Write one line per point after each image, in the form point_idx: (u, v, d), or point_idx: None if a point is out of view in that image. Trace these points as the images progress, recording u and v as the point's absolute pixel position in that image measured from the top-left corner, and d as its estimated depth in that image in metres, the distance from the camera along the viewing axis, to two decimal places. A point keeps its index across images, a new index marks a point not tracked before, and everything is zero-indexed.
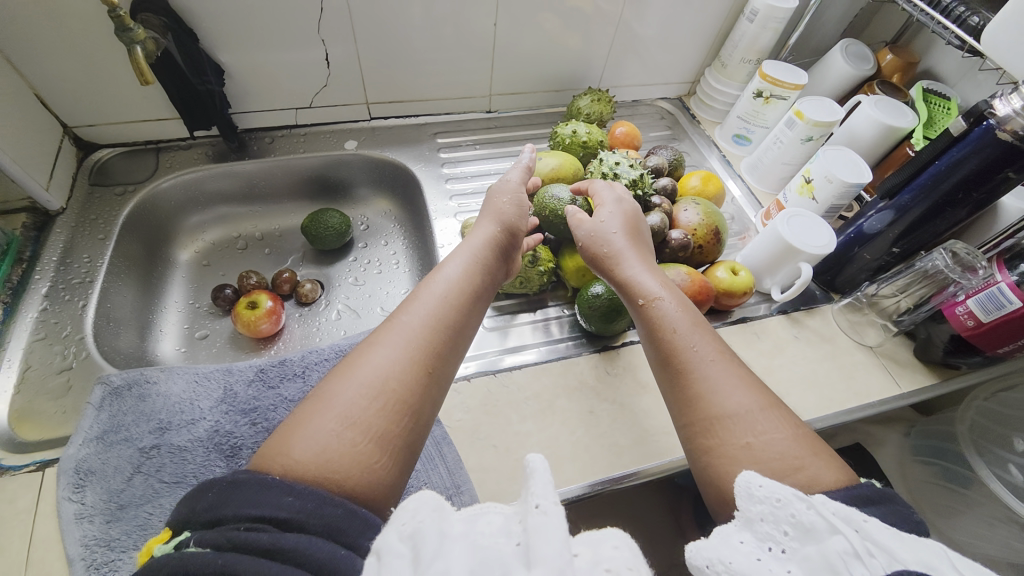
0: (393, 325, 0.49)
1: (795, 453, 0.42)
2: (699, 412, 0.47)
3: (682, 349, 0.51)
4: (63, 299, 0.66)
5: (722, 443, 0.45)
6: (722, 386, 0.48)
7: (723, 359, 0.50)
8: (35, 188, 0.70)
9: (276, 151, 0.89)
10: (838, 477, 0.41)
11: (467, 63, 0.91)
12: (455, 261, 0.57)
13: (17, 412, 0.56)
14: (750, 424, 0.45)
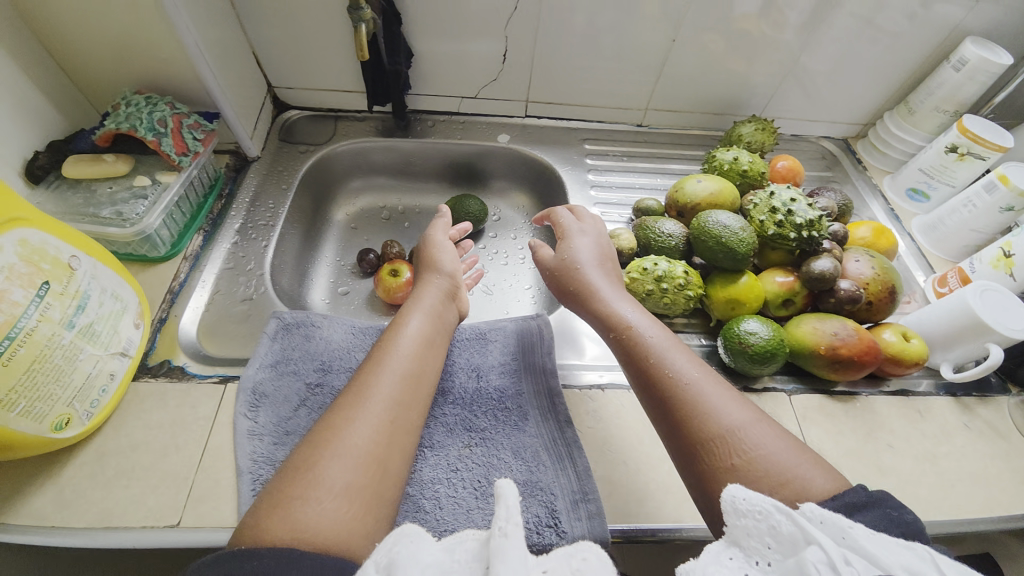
0: (367, 379, 0.51)
1: (791, 464, 0.43)
2: (691, 432, 0.47)
3: (659, 377, 0.52)
4: (250, 237, 0.74)
5: (711, 459, 0.45)
6: (712, 403, 0.48)
7: (707, 378, 0.50)
8: (242, 136, 0.78)
9: (435, 134, 0.94)
10: (818, 476, 0.42)
11: (634, 74, 0.90)
12: (416, 310, 0.61)
13: (206, 329, 0.64)
14: (736, 435, 0.45)
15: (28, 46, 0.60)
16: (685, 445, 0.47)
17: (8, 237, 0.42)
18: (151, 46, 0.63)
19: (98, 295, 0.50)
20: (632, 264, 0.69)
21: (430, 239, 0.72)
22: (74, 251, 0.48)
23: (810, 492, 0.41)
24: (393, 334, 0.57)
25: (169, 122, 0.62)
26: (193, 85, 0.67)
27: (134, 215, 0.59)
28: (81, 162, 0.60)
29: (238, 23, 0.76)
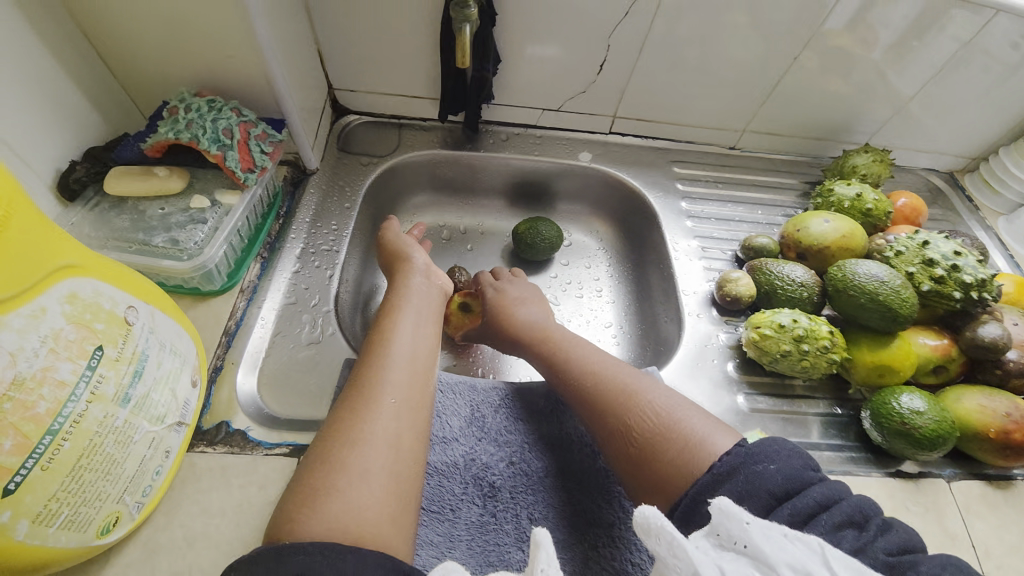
0: (376, 364, 0.49)
1: (681, 437, 0.43)
2: (607, 423, 0.48)
3: (573, 375, 0.52)
4: (313, 265, 0.64)
5: (623, 446, 0.46)
6: (624, 390, 0.49)
7: (622, 369, 0.51)
8: (305, 146, 0.67)
9: (509, 149, 0.84)
10: (712, 434, 0.43)
11: (738, 91, 0.80)
12: (411, 296, 0.59)
13: (267, 382, 0.53)
14: (639, 416, 0.46)
15: (67, 32, 0.49)
16: (604, 435, 0.48)
17: (54, 292, 0.32)
18: (214, 37, 0.52)
19: (156, 354, 0.40)
20: (753, 317, 0.62)
21: (400, 235, 0.67)
22: (129, 299, 0.38)
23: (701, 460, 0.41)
24: (388, 321, 0.54)
25: (235, 133, 0.52)
26: (258, 85, 0.57)
27: (192, 245, 0.49)
28: (129, 177, 0.50)
29: (305, 13, 0.65)
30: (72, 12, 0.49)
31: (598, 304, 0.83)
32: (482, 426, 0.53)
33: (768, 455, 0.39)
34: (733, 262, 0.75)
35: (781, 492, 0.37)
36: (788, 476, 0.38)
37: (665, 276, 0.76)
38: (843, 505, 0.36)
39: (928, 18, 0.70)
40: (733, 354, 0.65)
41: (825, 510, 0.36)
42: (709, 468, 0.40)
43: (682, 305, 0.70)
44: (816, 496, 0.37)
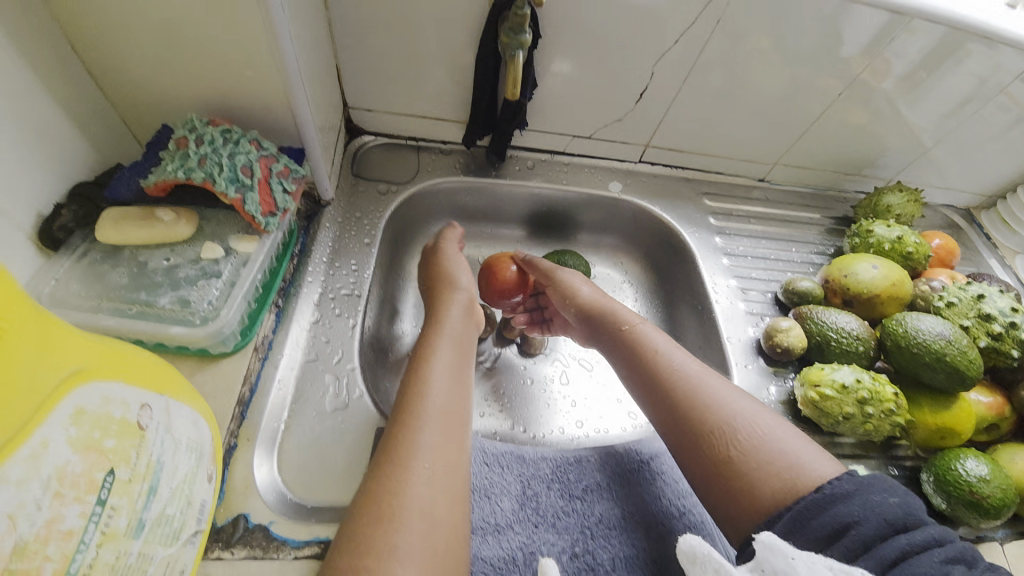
0: (409, 420, 0.43)
1: (774, 458, 0.40)
2: (694, 425, 0.44)
3: (664, 370, 0.48)
4: (334, 314, 0.56)
5: (709, 450, 0.42)
6: (716, 395, 0.45)
7: (712, 376, 0.47)
8: (322, 176, 0.59)
9: (537, 177, 0.78)
10: (818, 461, 0.39)
11: (777, 126, 0.77)
12: (441, 336, 0.53)
13: (289, 461, 0.46)
14: (736, 425, 0.42)
15: (52, 46, 0.40)
16: (685, 436, 0.44)
17: (56, 417, 0.25)
18: (233, 59, 0.44)
19: (172, 456, 0.33)
20: (804, 372, 0.59)
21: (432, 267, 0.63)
22: (142, 395, 0.31)
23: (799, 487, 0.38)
24: (421, 366, 0.49)
25: (256, 171, 0.44)
26: (280, 110, 0.49)
27: (205, 306, 0.41)
28: (126, 221, 0.42)
29: (326, 26, 0.58)
30: (60, 21, 0.40)
31: None
32: (536, 506, 0.49)
33: (853, 489, 0.36)
34: (773, 305, 0.73)
35: (898, 522, 0.34)
36: (909, 511, 0.35)
37: (705, 319, 0.74)
38: (942, 550, 0.32)
39: (980, 62, 0.68)
40: (785, 411, 0.63)
41: (920, 553, 0.32)
42: (803, 496, 0.37)
43: (727, 351, 0.69)
44: (902, 539, 0.33)
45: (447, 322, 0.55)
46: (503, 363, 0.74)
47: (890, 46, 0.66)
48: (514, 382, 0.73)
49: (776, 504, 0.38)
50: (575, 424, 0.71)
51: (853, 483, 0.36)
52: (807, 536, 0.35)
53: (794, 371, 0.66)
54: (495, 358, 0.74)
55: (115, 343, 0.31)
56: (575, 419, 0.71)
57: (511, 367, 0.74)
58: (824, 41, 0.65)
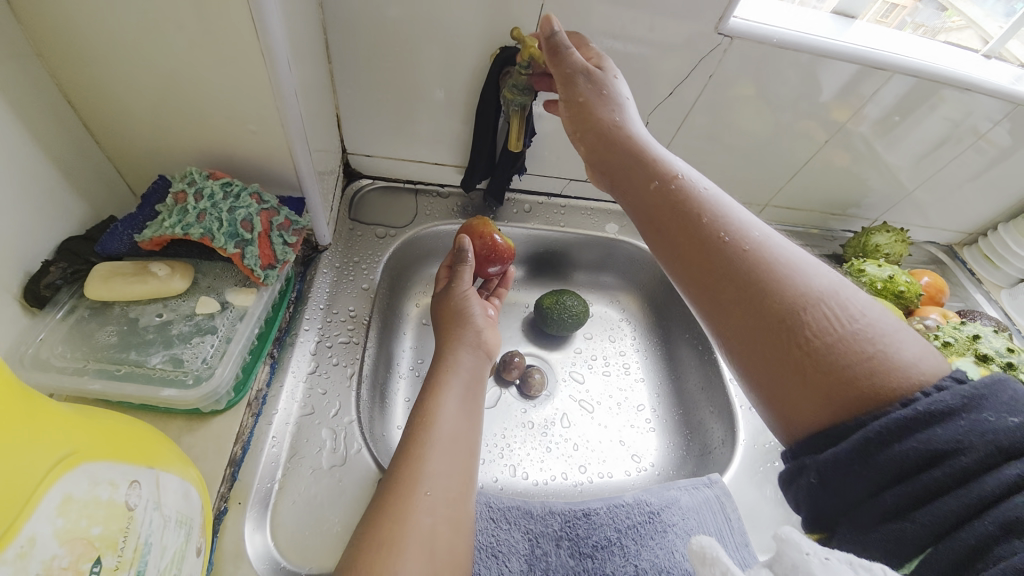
0: (417, 451, 0.46)
1: (868, 350, 0.31)
2: (760, 308, 0.34)
3: (717, 237, 0.37)
4: (331, 363, 0.54)
5: (778, 341, 0.33)
6: (787, 267, 0.35)
7: (779, 247, 0.37)
8: (321, 223, 0.58)
9: (534, 219, 0.79)
10: (919, 357, 0.31)
11: (766, 168, 0.80)
12: (452, 366, 0.55)
13: (282, 525, 0.43)
14: (817, 308, 0.33)
15: (49, 102, 0.40)
16: (743, 318, 0.35)
17: (43, 508, 0.23)
18: (238, 112, 0.44)
19: (162, 536, 0.31)
20: None
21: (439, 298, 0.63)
22: (131, 472, 0.29)
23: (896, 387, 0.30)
24: (432, 399, 0.50)
25: (256, 225, 0.44)
26: (280, 160, 0.49)
27: (199, 365, 0.40)
28: (118, 278, 0.41)
29: (327, 76, 0.59)
30: (58, 78, 0.40)
31: (628, 383, 0.78)
32: (545, 567, 0.47)
33: (957, 405, 0.27)
34: None
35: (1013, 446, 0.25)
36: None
37: (706, 359, 0.73)
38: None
39: (954, 110, 0.71)
40: None
41: None
42: (889, 408, 0.29)
43: (732, 394, 0.68)
44: (1013, 469, 0.25)
45: (456, 355, 0.56)
46: (503, 406, 0.72)
47: (869, 96, 0.69)
48: (515, 426, 0.71)
49: (869, 400, 0.30)
50: (579, 470, 0.69)
51: (959, 394, 0.27)
52: (881, 468, 0.28)
53: None
54: (495, 401, 0.72)
55: (101, 418, 0.30)
56: (580, 464, 0.69)
57: (511, 411, 0.72)
58: (807, 91, 0.68)
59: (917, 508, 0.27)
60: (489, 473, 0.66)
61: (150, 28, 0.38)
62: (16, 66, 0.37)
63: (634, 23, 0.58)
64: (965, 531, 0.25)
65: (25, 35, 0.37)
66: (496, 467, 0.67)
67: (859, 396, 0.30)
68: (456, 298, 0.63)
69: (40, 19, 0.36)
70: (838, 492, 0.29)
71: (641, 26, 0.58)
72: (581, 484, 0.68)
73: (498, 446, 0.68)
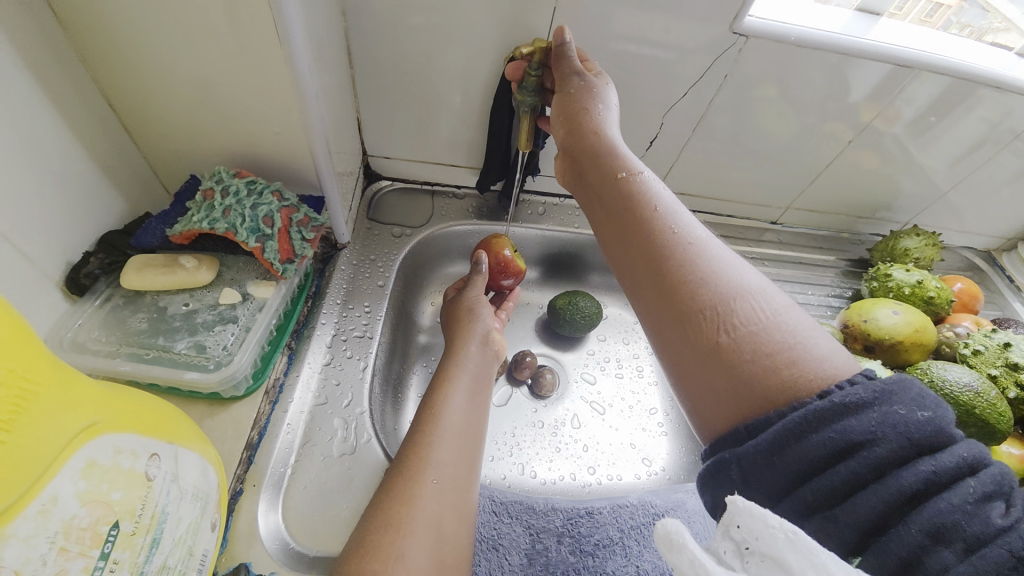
0: (422, 440, 0.47)
1: (778, 351, 0.32)
2: (684, 301, 0.35)
3: (658, 228, 0.38)
4: (345, 356, 0.57)
5: (696, 335, 0.34)
6: (714, 266, 0.36)
7: (710, 246, 0.37)
8: (340, 222, 0.61)
9: (549, 221, 0.79)
10: (831, 355, 0.32)
11: (787, 171, 0.78)
12: (459, 362, 0.56)
13: (293, 508, 0.45)
14: (737, 305, 0.34)
15: (91, 106, 0.43)
16: (668, 310, 0.36)
17: (68, 470, 0.25)
18: (264, 116, 0.47)
19: (177, 508, 0.33)
20: None
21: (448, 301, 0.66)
22: (153, 445, 0.31)
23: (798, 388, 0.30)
24: (439, 393, 0.52)
25: (276, 221, 0.46)
26: (302, 161, 0.52)
27: (220, 352, 0.42)
28: (150, 268, 0.44)
29: (349, 83, 0.61)
30: (100, 84, 0.44)
31: (641, 385, 0.77)
32: (545, 561, 0.47)
33: (870, 399, 0.28)
34: None
35: (923, 443, 0.27)
36: (936, 425, 0.27)
37: None
38: (972, 482, 0.26)
39: (990, 109, 0.68)
40: None
41: (945, 490, 0.26)
42: (803, 401, 0.29)
43: None
44: (926, 466, 0.26)
45: (464, 352, 0.57)
46: (514, 405, 0.73)
47: (896, 95, 0.67)
48: (525, 425, 0.71)
49: (774, 395, 0.31)
50: (588, 471, 0.69)
51: (871, 389, 0.28)
52: (801, 459, 0.28)
53: None
54: (507, 399, 0.73)
55: (128, 394, 0.32)
56: (589, 465, 0.69)
57: (522, 410, 0.72)
58: (828, 91, 0.66)
59: (838, 505, 0.27)
60: (497, 470, 0.66)
61: (182, 38, 0.41)
62: (62, 72, 0.40)
63: (648, 26, 0.58)
64: (893, 535, 0.26)
65: (72, 43, 0.41)
66: (504, 464, 0.67)
67: (761, 394, 0.31)
68: (465, 300, 0.64)
69: (84, 30, 0.40)
70: (760, 485, 0.29)
71: (656, 28, 0.58)
72: (590, 484, 0.68)
73: (507, 444, 0.69)
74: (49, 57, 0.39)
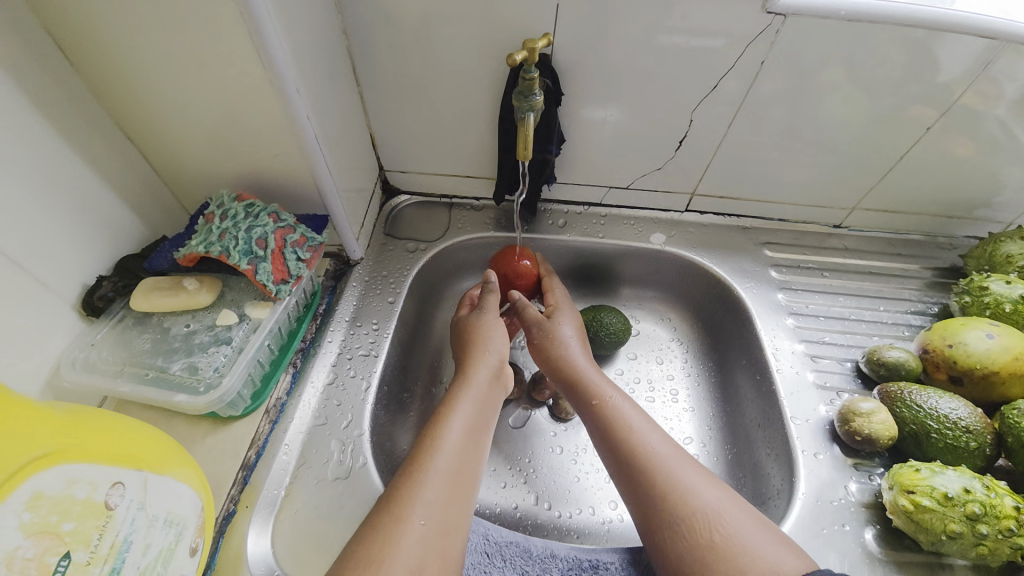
0: (416, 474, 0.45)
1: (748, 529, 0.41)
2: (671, 514, 0.44)
3: (637, 450, 0.49)
4: (348, 375, 0.56)
5: (691, 534, 0.42)
6: (691, 482, 0.45)
7: (683, 457, 0.48)
8: (349, 238, 0.61)
9: (571, 230, 0.74)
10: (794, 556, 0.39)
11: (851, 167, 0.67)
12: (465, 392, 0.53)
13: (283, 532, 0.45)
14: (711, 515, 0.42)
15: (107, 138, 0.47)
16: (656, 535, 0.44)
17: (11, 502, 0.27)
18: (261, 138, 0.48)
19: (145, 536, 0.34)
20: (895, 472, 0.49)
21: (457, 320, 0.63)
22: (116, 474, 0.32)
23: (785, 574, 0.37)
24: (440, 424, 0.49)
25: (270, 242, 0.46)
26: (302, 180, 0.52)
27: (210, 373, 0.43)
28: (156, 292, 0.45)
29: (359, 100, 0.61)
30: (115, 116, 0.47)
31: (673, 410, 0.70)
32: None
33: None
34: (854, 376, 0.62)
35: None
36: None
37: (764, 390, 0.63)
38: None
39: None
40: (868, 519, 0.51)
41: None
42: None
43: (792, 436, 0.57)
44: None
45: (474, 379, 0.55)
46: (531, 427, 0.68)
47: (986, 68, 0.55)
48: (542, 451, 0.67)
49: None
50: (609, 505, 0.63)
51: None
52: None
53: (883, 466, 0.54)
54: (524, 421, 0.69)
55: (100, 422, 0.34)
56: (610, 499, 0.63)
57: (540, 433, 0.68)
58: (894, 67, 0.55)
59: None
60: (508, 498, 0.63)
61: (176, 69, 0.42)
62: (76, 108, 0.44)
63: (664, 14, 0.52)
64: None
65: (84, 82, 0.44)
66: (516, 490, 0.63)
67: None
68: (476, 325, 0.61)
69: (92, 68, 0.43)
70: None
71: (674, 15, 0.52)
72: (610, 520, 0.62)
73: (521, 471, 0.65)
74: (61, 93, 0.42)
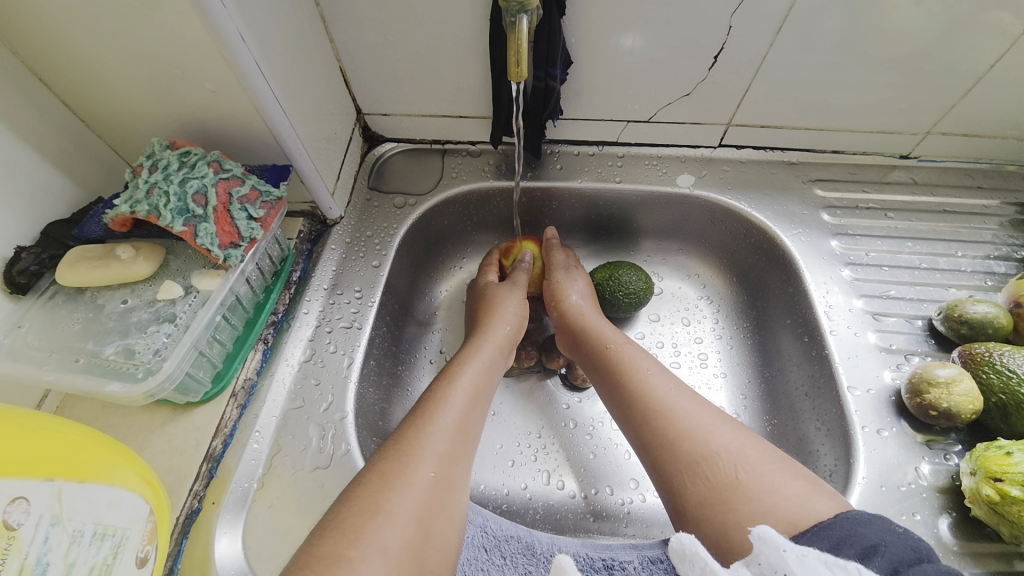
0: (422, 425, 0.40)
1: (771, 469, 0.37)
2: (690, 455, 0.39)
3: (650, 395, 0.44)
4: (328, 350, 0.49)
5: (710, 474, 0.37)
6: (709, 423, 0.40)
7: (700, 402, 0.43)
8: (321, 192, 0.53)
9: (582, 174, 0.64)
10: (824, 493, 0.35)
11: (932, 82, 0.53)
12: (472, 351, 0.49)
13: (258, 529, 0.40)
14: (733, 453, 0.38)
15: (10, 80, 0.38)
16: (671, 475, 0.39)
17: None
18: (190, 67, 0.39)
19: (65, 555, 0.28)
20: (979, 455, 0.40)
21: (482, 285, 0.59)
22: (15, 488, 0.27)
23: (814, 514, 0.33)
24: (445, 381, 0.45)
25: (210, 198, 0.39)
26: (251, 123, 0.43)
27: (150, 357, 0.38)
28: (84, 263, 0.39)
29: (319, 24, 0.50)
30: (20, 56, 0.38)
31: (703, 376, 0.62)
32: None
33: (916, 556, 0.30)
34: (926, 337, 0.52)
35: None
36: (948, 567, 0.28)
37: (814, 355, 0.53)
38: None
39: None
40: (943, 506, 0.43)
41: None
42: (846, 514, 0.32)
43: (850, 410, 0.48)
44: None
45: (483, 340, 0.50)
46: (542, 399, 0.61)
47: None
48: (554, 425, 0.59)
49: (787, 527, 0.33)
50: (630, 484, 0.56)
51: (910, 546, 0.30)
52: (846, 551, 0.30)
53: (961, 444, 0.45)
54: (534, 393, 0.61)
55: None
56: (632, 478, 0.56)
57: (552, 405, 0.60)
58: None
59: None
60: (517, 478, 0.56)
61: None
62: None
63: None
64: None
65: None
66: (526, 469, 0.57)
67: (786, 522, 0.33)
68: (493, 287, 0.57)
69: None
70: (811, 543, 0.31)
71: None
72: (632, 501, 0.55)
73: (532, 447, 0.58)
74: None
